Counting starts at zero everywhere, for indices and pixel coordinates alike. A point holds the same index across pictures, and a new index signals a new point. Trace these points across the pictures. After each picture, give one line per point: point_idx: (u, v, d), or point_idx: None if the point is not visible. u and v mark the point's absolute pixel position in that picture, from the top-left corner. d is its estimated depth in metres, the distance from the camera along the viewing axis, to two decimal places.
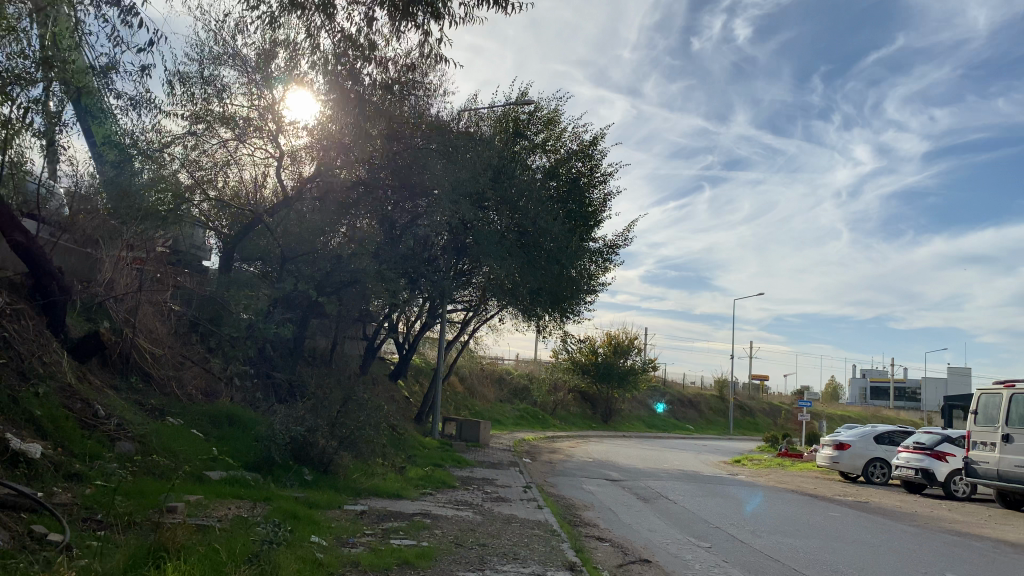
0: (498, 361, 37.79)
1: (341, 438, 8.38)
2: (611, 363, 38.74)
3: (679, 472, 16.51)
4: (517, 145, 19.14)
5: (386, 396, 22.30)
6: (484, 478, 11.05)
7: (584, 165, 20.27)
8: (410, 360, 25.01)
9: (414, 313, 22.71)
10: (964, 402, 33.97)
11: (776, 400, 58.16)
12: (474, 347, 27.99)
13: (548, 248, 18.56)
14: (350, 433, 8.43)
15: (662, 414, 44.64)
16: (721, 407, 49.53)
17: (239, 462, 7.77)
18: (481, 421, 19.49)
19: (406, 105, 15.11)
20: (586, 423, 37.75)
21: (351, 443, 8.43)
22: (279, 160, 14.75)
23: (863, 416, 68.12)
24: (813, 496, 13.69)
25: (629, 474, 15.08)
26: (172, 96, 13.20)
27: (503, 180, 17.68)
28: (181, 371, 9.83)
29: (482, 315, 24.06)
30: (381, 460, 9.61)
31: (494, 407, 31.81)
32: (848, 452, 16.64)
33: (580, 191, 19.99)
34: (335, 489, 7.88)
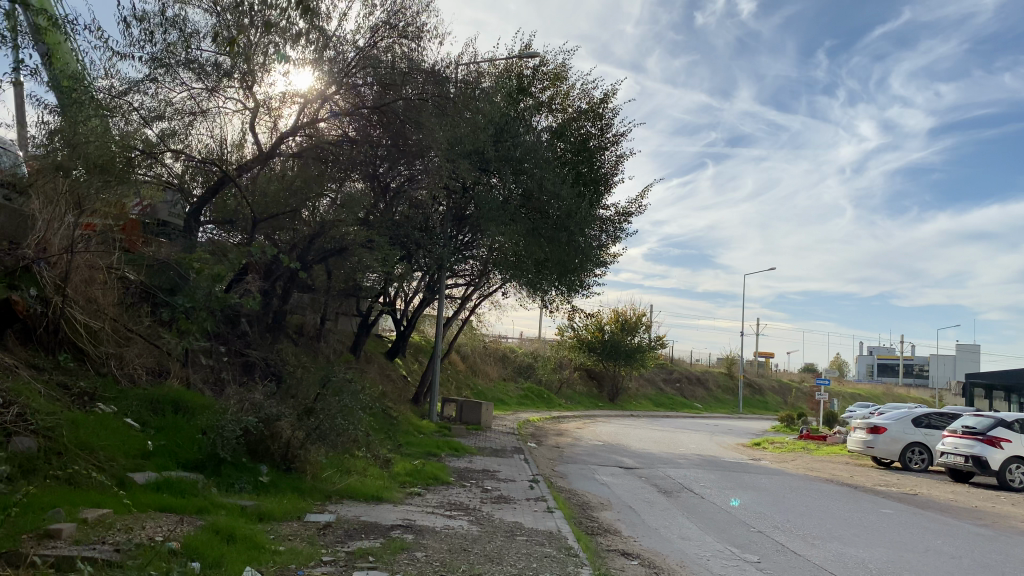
0: (501, 338, 36.30)
1: (310, 429, 6.97)
2: (618, 340, 37.26)
3: (700, 458, 15.06)
4: (522, 103, 17.47)
5: (381, 376, 20.88)
6: (485, 470, 9.62)
7: (594, 126, 18.53)
8: (408, 337, 23.58)
9: (411, 285, 21.21)
10: (988, 379, 32.32)
11: (786, 378, 56.77)
12: (475, 324, 26.51)
13: (556, 213, 16.88)
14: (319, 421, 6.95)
15: (671, 393, 43.25)
16: (730, 386, 48.13)
17: (178, 459, 6.31)
18: (483, 402, 18.08)
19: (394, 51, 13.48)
20: (592, 402, 36.39)
21: (321, 434, 6.97)
22: (253, 112, 12.98)
23: (875, 394, 66.65)
24: (853, 487, 12.24)
25: (645, 462, 13.64)
26: (128, 36, 11.57)
27: (507, 140, 16.08)
28: (127, 347, 8.44)
29: (484, 290, 22.56)
30: (362, 452, 8.16)
31: (497, 386, 30.46)
32: (885, 437, 15.24)
33: (590, 155, 18.31)
34: (298, 491, 6.46)
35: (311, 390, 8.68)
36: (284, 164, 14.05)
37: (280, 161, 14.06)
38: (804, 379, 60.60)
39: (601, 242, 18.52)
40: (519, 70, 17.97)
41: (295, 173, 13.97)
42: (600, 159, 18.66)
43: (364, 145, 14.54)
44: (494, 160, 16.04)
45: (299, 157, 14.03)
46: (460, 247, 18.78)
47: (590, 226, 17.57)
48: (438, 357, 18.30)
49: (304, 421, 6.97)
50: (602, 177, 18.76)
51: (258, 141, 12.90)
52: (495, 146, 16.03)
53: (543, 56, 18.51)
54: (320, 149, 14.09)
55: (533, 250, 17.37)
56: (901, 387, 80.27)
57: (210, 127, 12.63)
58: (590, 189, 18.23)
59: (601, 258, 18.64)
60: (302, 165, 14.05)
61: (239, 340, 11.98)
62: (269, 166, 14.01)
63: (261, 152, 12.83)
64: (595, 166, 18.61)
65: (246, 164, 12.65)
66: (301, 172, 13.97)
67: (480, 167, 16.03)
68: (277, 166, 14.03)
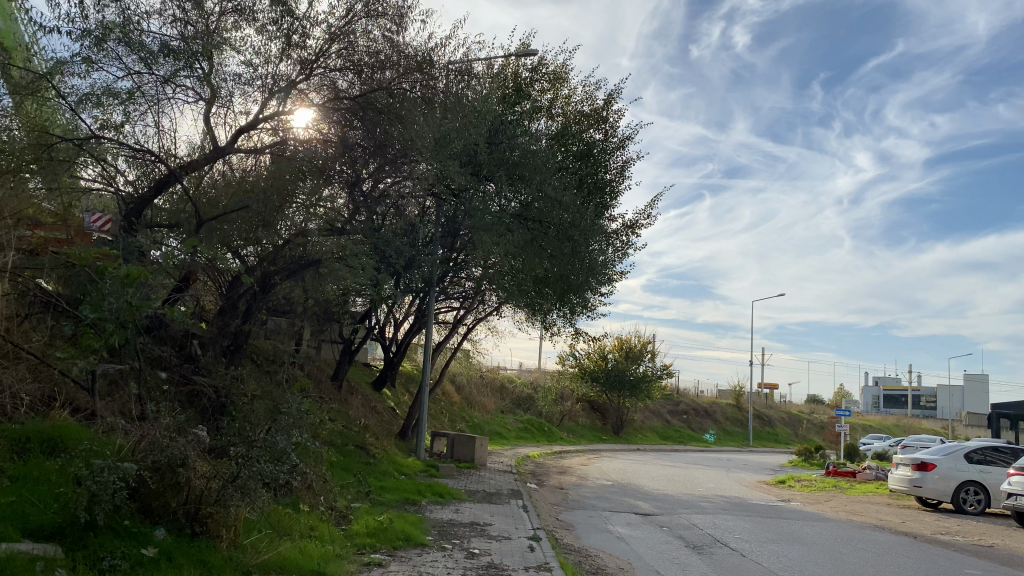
0: (498, 368, 34.37)
1: (230, 477, 5.15)
2: (622, 369, 35.35)
3: (725, 501, 13.14)
4: (520, 105, 15.71)
5: (365, 409, 19.00)
6: (473, 524, 7.75)
7: (598, 132, 16.71)
8: (397, 366, 21.73)
9: (397, 306, 19.36)
10: (1015, 409, 30.28)
11: (795, 409, 54.73)
12: (470, 351, 24.66)
13: (558, 221, 15.06)
14: (239, 469, 5.13)
15: (677, 425, 41.26)
16: (738, 417, 46.17)
17: (29, 517, 4.44)
18: (476, 437, 16.20)
19: (359, 29, 12.21)
20: (596, 435, 34.40)
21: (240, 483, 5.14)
22: (208, 103, 11.08)
23: (885, 425, 64.50)
24: (912, 537, 10.34)
25: (664, 507, 11.71)
26: (56, 8, 9.82)
27: (501, 142, 14.39)
28: (12, 369, 6.57)
29: (479, 313, 20.72)
30: (310, 509, 6.33)
31: (495, 418, 28.54)
32: (933, 474, 13.38)
33: (594, 163, 16.49)
34: (203, 566, 4.63)
35: (251, 429, 6.82)
36: (255, 168, 12.54)
37: (252, 166, 12.57)
38: (812, 409, 58.59)
39: (610, 257, 16.61)
40: (515, 70, 16.24)
41: (262, 178, 12.29)
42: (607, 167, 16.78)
43: (342, 148, 12.91)
44: (489, 165, 14.33)
45: (269, 163, 12.48)
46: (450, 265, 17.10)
47: (597, 237, 15.72)
48: (427, 389, 16.39)
49: (224, 468, 5.18)
50: (609, 187, 16.84)
51: (214, 134, 10.94)
52: (489, 149, 14.33)
53: (542, 55, 16.80)
54: (291, 152, 12.49)
55: (534, 264, 15.45)
56: (910, 418, 78.18)
57: (159, 121, 10.72)
58: (596, 198, 16.37)
59: (608, 276, 16.80)
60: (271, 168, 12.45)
61: (185, 366, 10.16)
62: (237, 170, 12.46)
63: (217, 148, 10.87)
64: (601, 175, 16.74)
65: (197, 161, 10.67)
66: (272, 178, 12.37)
67: (471, 170, 14.28)
68: (245, 172, 12.47)
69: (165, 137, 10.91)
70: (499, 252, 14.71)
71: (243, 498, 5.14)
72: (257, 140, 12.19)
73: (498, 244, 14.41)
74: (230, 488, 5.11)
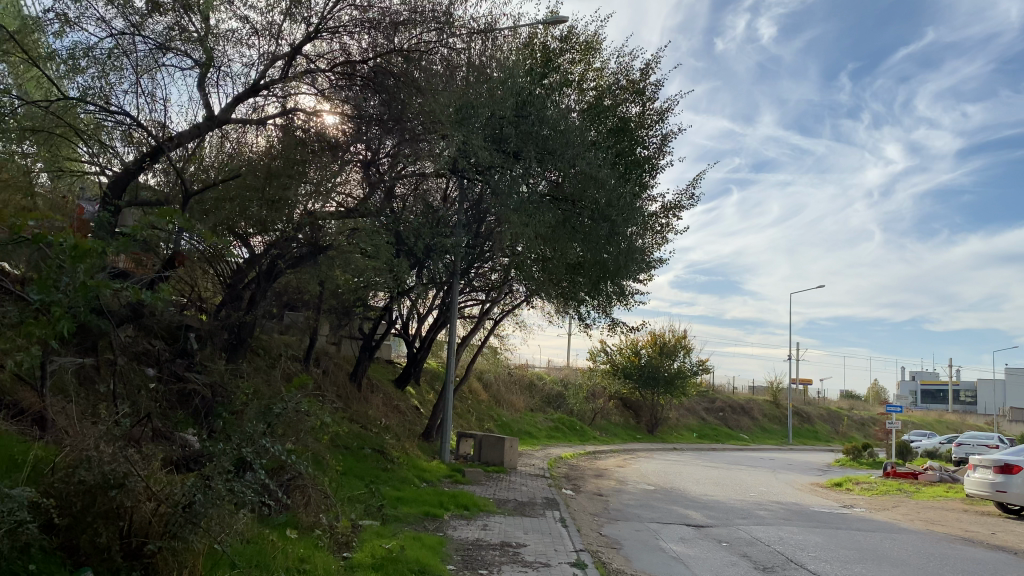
0: (527, 365, 33.16)
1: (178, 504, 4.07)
2: (656, 365, 33.91)
3: (784, 508, 11.78)
4: (551, 76, 14.37)
5: (386, 409, 17.86)
6: (505, 546, 6.52)
7: (637, 105, 15.21)
8: (421, 362, 20.54)
9: (417, 299, 18.16)
10: None
11: (834, 406, 52.91)
12: (498, 347, 23.43)
13: (593, 201, 13.67)
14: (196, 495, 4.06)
15: (714, 423, 39.77)
16: (776, 414, 44.54)
17: None
18: (505, 438, 14.95)
19: None
20: (629, 435, 33.06)
21: (199, 514, 4.06)
22: (201, 66, 9.74)
23: (927, 420, 62.38)
24: (1011, 554, 8.94)
25: (718, 517, 10.38)
26: None
27: (530, 115, 13.09)
28: None
29: (507, 305, 19.42)
30: (303, 540, 5.16)
31: (524, 418, 27.30)
32: (1018, 479, 11.94)
33: (633, 139, 15.06)
34: None
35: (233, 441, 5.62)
36: (263, 148, 11.42)
37: (260, 146, 11.46)
38: (853, 407, 56.61)
39: (651, 243, 15.22)
40: (544, 40, 14.91)
41: (269, 162, 11.17)
42: (647, 144, 15.33)
43: (356, 123, 11.74)
44: (516, 141, 12.99)
45: (280, 143, 11.36)
46: (476, 255, 15.90)
47: (638, 221, 14.25)
48: (452, 387, 15.16)
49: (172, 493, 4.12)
50: (648, 165, 15.40)
51: (208, 102, 9.74)
52: (516, 123, 13.01)
53: (572, 23, 15.44)
54: (301, 131, 11.45)
55: (567, 249, 14.08)
56: (952, 414, 75.82)
57: (147, 88, 9.55)
58: (634, 176, 14.95)
59: (648, 263, 15.40)
60: (283, 152, 11.28)
61: (178, 362, 9.03)
62: (243, 151, 11.37)
63: (211, 118, 9.68)
64: (640, 152, 15.31)
65: (188, 132, 9.47)
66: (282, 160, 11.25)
67: (497, 147, 13.02)
68: (254, 154, 11.38)
69: (152, 102, 9.56)
70: (528, 236, 13.37)
71: (200, 529, 4.07)
72: (262, 113, 11.04)
73: (526, 227, 13.10)
74: (182, 518, 4.04)
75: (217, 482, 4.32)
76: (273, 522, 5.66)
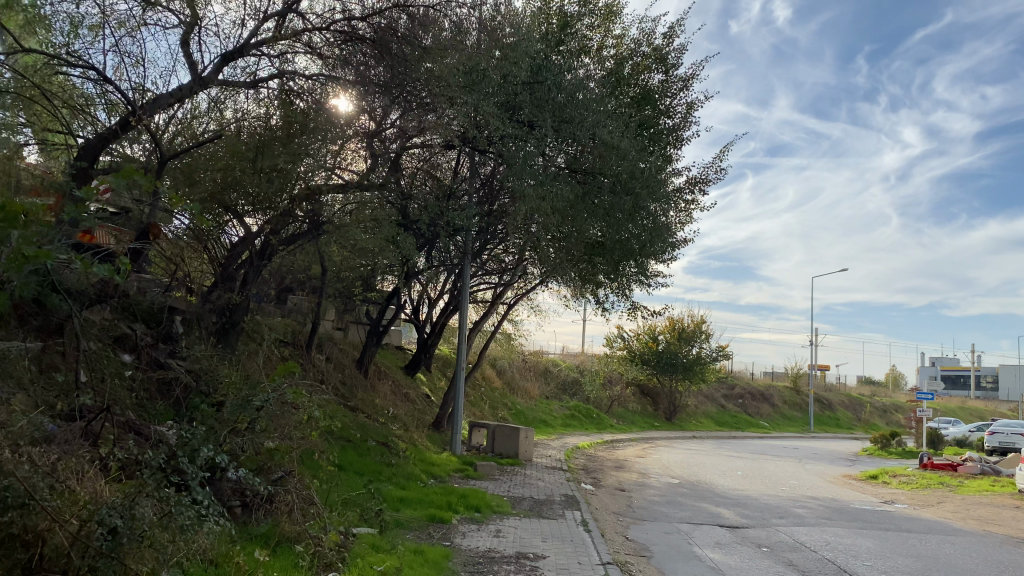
0: (542, 351, 32.31)
1: (102, 539, 3.78)
2: (674, 351, 32.96)
3: (822, 505, 10.89)
4: (568, 39, 13.35)
5: (395, 398, 17.05)
6: (522, 561, 5.66)
7: (659, 73, 14.17)
8: (432, 348, 19.68)
9: (426, 282, 17.29)
10: None
11: (855, 393, 51.82)
12: (512, 332, 22.56)
13: (615, 173, 12.63)
14: (118, 523, 3.78)
15: (733, 410, 38.81)
16: (796, 401, 43.54)
17: None
18: (520, 428, 14.09)
19: None
20: (647, 422, 32.19)
21: (117, 550, 3.76)
22: (184, 20, 8.83)
23: (949, 407, 61.14)
24: None
25: (754, 517, 9.50)
26: None
27: (546, 80, 12.07)
28: None
29: (522, 288, 18.49)
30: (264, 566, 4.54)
31: (539, 405, 26.45)
32: None
33: (657, 109, 14.02)
34: None
35: (188, 453, 5.05)
36: (259, 117, 10.53)
37: (256, 115, 10.57)
38: (875, 393, 55.48)
39: (675, 220, 14.23)
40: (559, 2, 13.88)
41: (265, 133, 10.27)
42: (671, 114, 14.31)
43: (356, 86, 10.77)
44: (531, 108, 12.05)
45: (278, 113, 10.42)
46: (488, 234, 14.98)
47: (661, 196, 13.24)
48: (463, 374, 14.28)
49: (95, 527, 3.81)
50: (672, 137, 14.39)
51: (192, 60, 8.86)
52: (530, 89, 12.08)
53: None
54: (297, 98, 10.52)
55: (585, 223, 13.08)
56: (974, 400, 74.59)
57: (126, 46, 8.66)
58: (658, 147, 13.91)
59: (671, 242, 14.42)
60: (280, 120, 10.38)
61: (160, 348, 8.21)
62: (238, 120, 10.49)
63: (197, 78, 8.80)
64: (663, 123, 14.30)
65: (173, 92, 8.60)
66: (281, 129, 10.33)
67: (509, 114, 12.02)
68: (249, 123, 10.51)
69: (132, 60, 8.67)
70: (544, 211, 12.36)
71: (121, 567, 3.78)
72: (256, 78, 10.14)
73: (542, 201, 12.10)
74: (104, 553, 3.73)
75: (146, 504, 4.00)
76: (243, 539, 4.90)
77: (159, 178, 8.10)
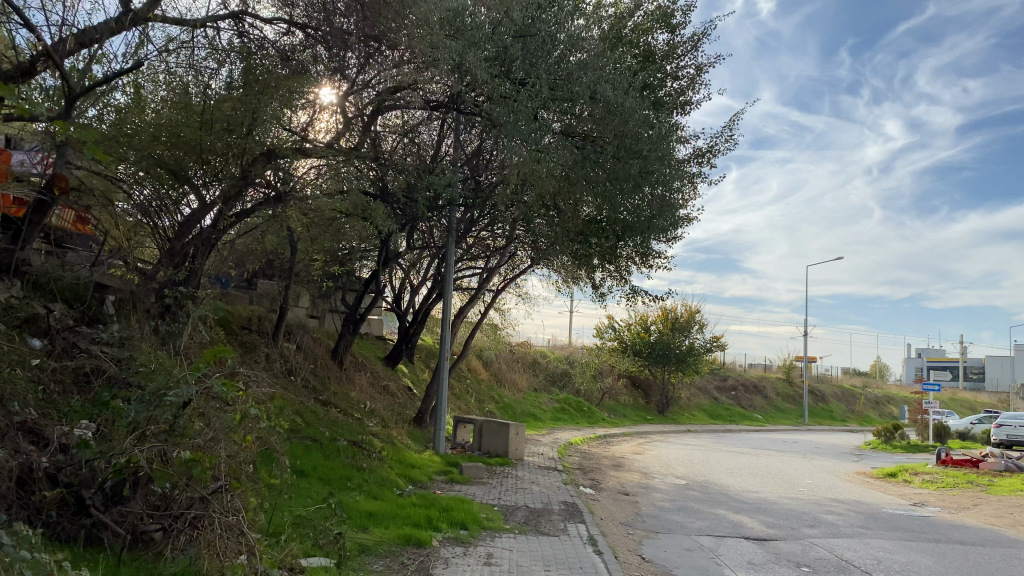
0: (531, 342, 31.07)
1: None
2: (667, 342, 31.83)
3: (851, 510, 9.68)
4: None
5: (373, 391, 15.72)
6: None
7: (664, 33, 12.86)
8: (414, 338, 18.34)
9: (407, 266, 16.00)
10: None
11: (847, 385, 50.94)
12: (500, 322, 21.26)
13: (619, 135, 11.32)
14: None
15: (725, 402, 37.75)
16: (789, 394, 42.54)
17: None
18: (509, 423, 12.79)
19: None
20: (640, 415, 31.03)
21: None
22: None
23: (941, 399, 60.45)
24: None
25: (782, 527, 8.24)
26: None
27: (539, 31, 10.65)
28: None
29: (512, 272, 17.13)
30: None
31: (528, 398, 25.21)
32: None
33: (661, 72, 12.71)
34: None
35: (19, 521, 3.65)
36: (220, 81, 9.37)
37: (217, 80, 9.36)
38: (866, 386, 54.60)
39: (681, 194, 12.93)
40: None
41: (223, 97, 9.03)
42: (676, 78, 13.01)
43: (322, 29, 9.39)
44: (525, 65, 10.59)
45: (239, 80, 9.28)
46: (474, 212, 13.68)
47: (669, 163, 11.96)
48: (447, 364, 12.96)
49: None
50: (678, 103, 13.09)
51: None
52: (522, 44, 10.62)
53: None
54: (261, 66, 9.39)
55: (585, 189, 11.73)
56: (963, 391, 74.15)
57: None
58: (663, 111, 12.60)
59: (676, 219, 13.15)
60: (242, 88, 9.20)
61: (82, 330, 6.83)
62: (196, 82, 9.22)
63: (128, 12, 7.38)
64: (668, 87, 12.99)
65: (94, 27, 7.16)
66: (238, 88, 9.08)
67: (496, 65, 10.66)
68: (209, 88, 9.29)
69: None
70: (539, 174, 10.95)
71: None
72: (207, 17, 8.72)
73: (537, 168, 10.79)
74: None
75: None
76: None
77: (72, 118, 6.56)
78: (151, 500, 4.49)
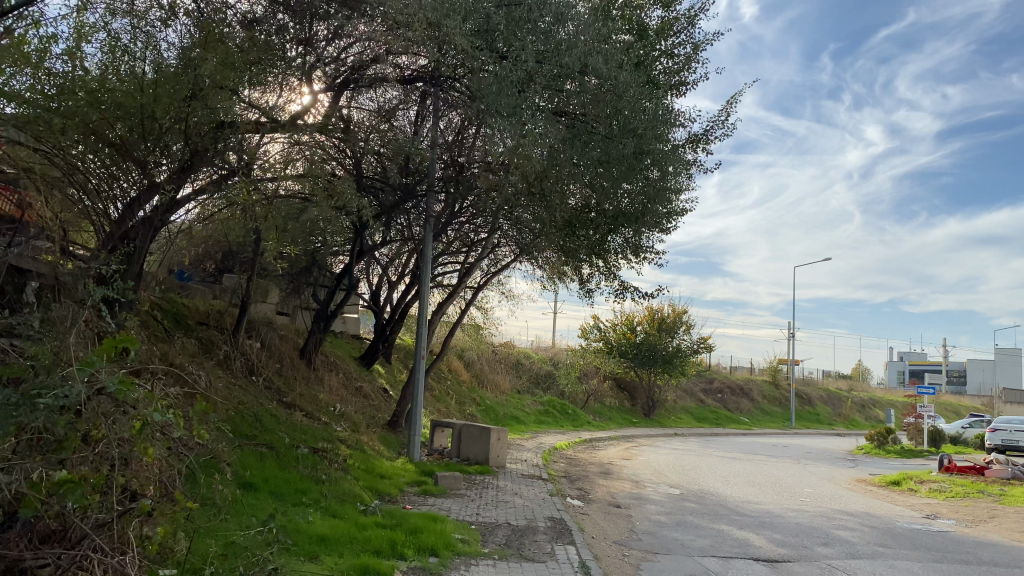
0: (514, 343, 30.16)
1: None
2: (653, 343, 30.99)
3: (863, 524, 8.81)
4: None
5: (345, 393, 14.71)
6: None
7: (658, 10, 12.00)
8: (391, 337, 17.35)
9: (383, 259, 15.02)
10: None
11: (833, 388, 50.36)
12: (482, 320, 20.30)
13: (609, 113, 10.44)
14: None
15: (712, 405, 36.98)
16: (776, 398, 41.84)
17: None
18: (489, 428, 11.84)
19: None
20: (626, 419, 30.18)
21: None
22: None
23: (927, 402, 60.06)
24: None
25: (793, 546, 7.35)
26: None
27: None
28: None
29: (494, 267, 16.20)
30: None
31: (511, 401, 24.29)
32: None
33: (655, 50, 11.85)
34: None
35: None
36: (171, 45, 8.40)
37: (168, 44, 8.39)
38: (853, 389, 54.05)
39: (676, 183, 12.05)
40: None
41: (173, 63, 8.10)
42: (670, 58, 12.15)
43: None
44: (509, 36, 9.72)
45: (191, 42, 8.32)
46: (455, 201, 12.74)
47: (664, 145, 11.06)
48: (422, 364, 12.00)
49: None
50: (672, 85, 12.22)
51: None
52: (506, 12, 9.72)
53: None
54: (216, 27, 8.42)
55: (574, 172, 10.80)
56: (947, 394, 73.98)
57: None
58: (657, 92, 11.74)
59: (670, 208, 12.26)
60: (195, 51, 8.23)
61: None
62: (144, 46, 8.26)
63: None
64: (662, 67, 12.13)
65: None
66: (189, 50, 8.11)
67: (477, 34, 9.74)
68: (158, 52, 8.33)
69: None
70: (524, 153, 10.01)
71: None
72: None
73: (523, 146, 9.83)
74: None
75: None
76: None
77: None
78: (37, 530, 3.47)
